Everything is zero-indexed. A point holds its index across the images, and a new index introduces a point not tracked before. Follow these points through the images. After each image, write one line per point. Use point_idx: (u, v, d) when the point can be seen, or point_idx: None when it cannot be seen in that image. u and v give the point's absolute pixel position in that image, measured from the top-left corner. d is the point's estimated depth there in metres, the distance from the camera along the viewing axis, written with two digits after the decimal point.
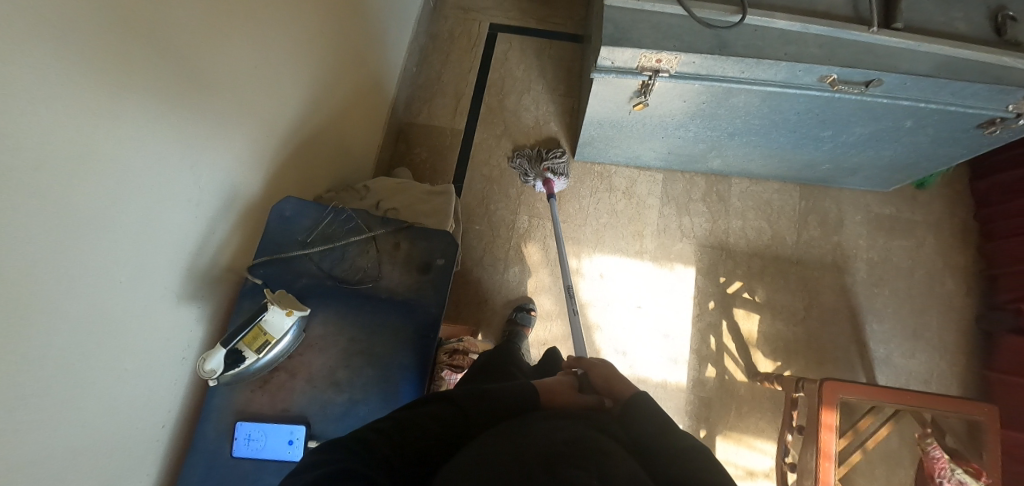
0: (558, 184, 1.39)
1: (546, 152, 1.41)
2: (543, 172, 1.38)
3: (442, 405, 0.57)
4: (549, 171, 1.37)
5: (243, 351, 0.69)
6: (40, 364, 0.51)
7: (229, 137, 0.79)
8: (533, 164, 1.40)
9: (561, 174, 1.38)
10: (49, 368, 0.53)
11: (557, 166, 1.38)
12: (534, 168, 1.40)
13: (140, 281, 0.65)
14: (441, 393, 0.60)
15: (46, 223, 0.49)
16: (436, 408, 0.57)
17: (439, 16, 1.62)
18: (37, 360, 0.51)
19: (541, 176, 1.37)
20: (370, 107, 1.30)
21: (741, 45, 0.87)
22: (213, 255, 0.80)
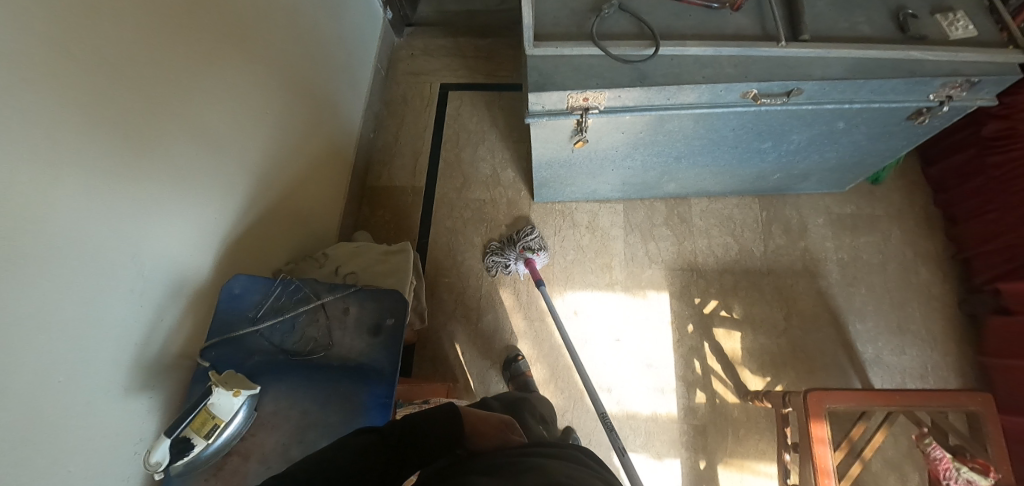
0: (538, 260, 1.35)
1: (515, 234, 1.38)
2: (521, 253, 1.34)
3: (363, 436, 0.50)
4: (527, 250, 1.34)
5: (191, 438, 0.64)
6: None
7: (176, 220, 0.80)
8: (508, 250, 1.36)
9: (538, 248, 1.35)
10: None
11: (533, 243, 1.36)
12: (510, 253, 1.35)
13: (83, 381, 0.63)
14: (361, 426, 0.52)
15: None
16: (356, 440, 0.50)
17: (391, 83, 1.70)
18: None
19: (522, 257, 1.34)
20: (329, 176, 1.33)
21: (661, 75, 0.91)
22: (165, 343, 0.78)
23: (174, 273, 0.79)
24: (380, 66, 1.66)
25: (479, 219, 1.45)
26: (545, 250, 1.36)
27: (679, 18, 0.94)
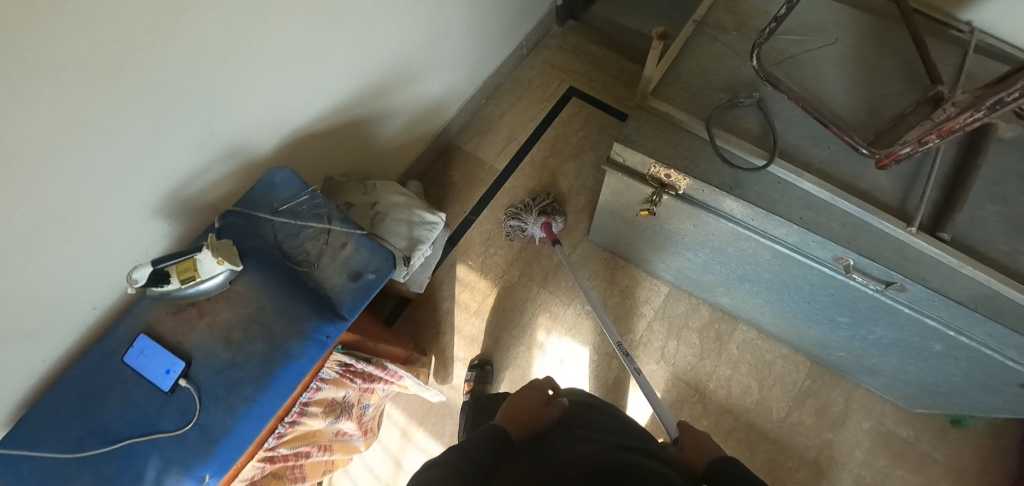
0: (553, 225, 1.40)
1: (532, 202, 1.43)
2: (538, 217, 1.38)
3: (439, 466, 0.57)
4: (544, 215, 1.39)
5: (170, 276, 0.73)
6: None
7: (262, 96, 0.87)
8: (525, 214, 1.40)
9: (554, 213, 1.40)
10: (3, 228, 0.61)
11: (549, 209, 1.41)
12: (527, 218, 1.40)
13: (120, 188, 0.73)
14: (433, 459, 0.59)
15: (51, 114, 0.58)
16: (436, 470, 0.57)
17: (527, 63, 1.70)
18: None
19: (539, 221, 1.38)
20: (421, 119, 1.38)
21: (755, 191, 0.80)
22: (204, 190, 0.88)
23: (236, 137, 0.87)
24: (525, 44, 1.66)
25: None
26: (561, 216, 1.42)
27: (815, 147, 0.82)
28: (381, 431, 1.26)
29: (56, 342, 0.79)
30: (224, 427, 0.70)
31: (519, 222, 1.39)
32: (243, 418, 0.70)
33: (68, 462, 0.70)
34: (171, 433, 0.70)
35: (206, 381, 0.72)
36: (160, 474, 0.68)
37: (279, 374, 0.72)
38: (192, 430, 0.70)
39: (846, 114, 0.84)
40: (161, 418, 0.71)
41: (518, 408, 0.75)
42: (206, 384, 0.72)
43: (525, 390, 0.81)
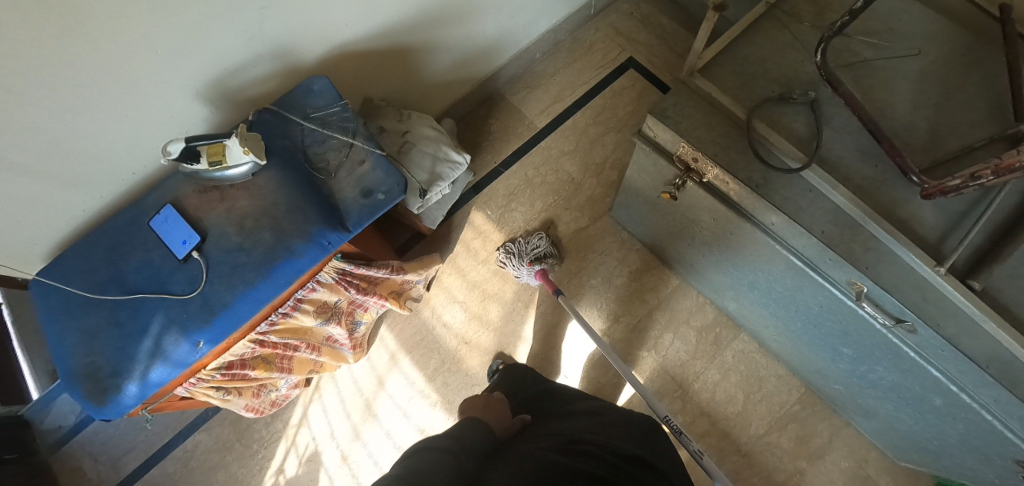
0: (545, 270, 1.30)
1: (524, 245, 1.32)
2: (531, 264, 1.27)
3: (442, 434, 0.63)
4: (536, 261, 1.29)
5: (201, 156, 0.79)
6: (52, 68, 0.65)
7: (316, 7, 0.88)
8: (517, 259, 1.29)
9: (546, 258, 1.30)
10: (60, 77, 0.67)
11: (543, 252, 1.31)
12: (519, 264, 1.29)
13: (169, 66, 0.77)
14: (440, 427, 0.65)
15: None
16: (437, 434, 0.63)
17: (593, 25, 1.63)
18: (50, 64, 0.65)
19: (531, 268, 1.27)
20: (469, 62, 1.37)
21: (782, 196, 0.76)
22: (247, 84, 0.92)
23: (284, 39, 0.89)
24: (595, 3, 1.58)
25: (552, 191, 1.44)
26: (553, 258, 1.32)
27: (861, 163, 0.76)
28: (372, 349, 1.34)
29: (100, 192, 0.87)
30: (222, 302, 0.77)
31: (512, 267, 1.29)
32: (240, 297, 0.76)
33: (93, 299, 0.79)
34: (177, 297, 0.78)
35: (216, 257, 0.79)
36: (162, 329, 0.76)
37: (278, 266, 0.77)
38: (196, 298, 0.77)
39: (907, 135, 0.77)
40: (171, 282, 0.79)
41: (487, 415, 0.80)
42: (215, 260, 0.78)
43: (491, 405, 0.86)
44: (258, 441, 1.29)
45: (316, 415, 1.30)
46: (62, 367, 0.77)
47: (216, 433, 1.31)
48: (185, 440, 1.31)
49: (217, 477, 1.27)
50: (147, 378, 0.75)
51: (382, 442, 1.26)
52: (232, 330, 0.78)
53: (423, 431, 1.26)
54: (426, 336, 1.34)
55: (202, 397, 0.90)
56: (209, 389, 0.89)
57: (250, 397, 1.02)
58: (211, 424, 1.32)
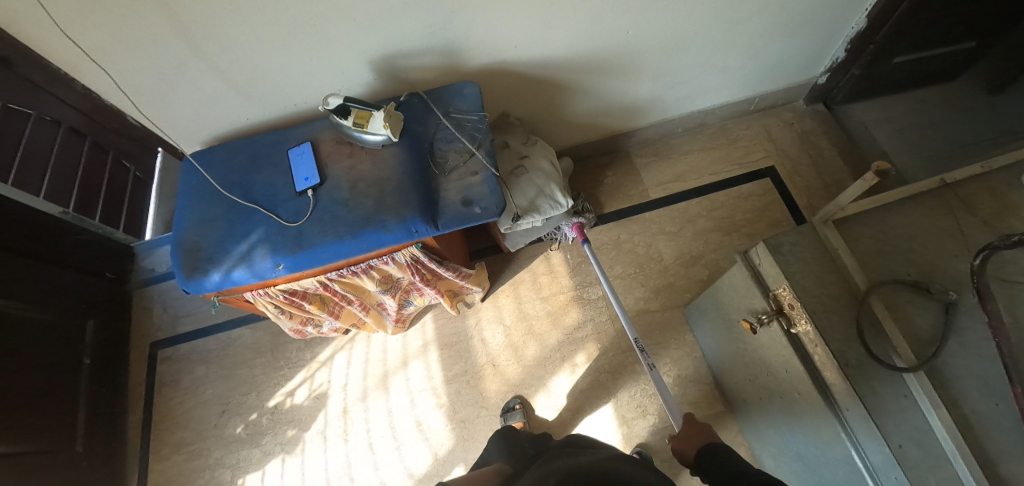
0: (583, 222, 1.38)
1: None
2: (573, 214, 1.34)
3: None
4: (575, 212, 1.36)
5: (350, 116, 0.90)
6: (269, 6, 0.78)
7: (494, 23, 0.95)
8: None
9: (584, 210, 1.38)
10: (272, 15, 0.80)
11: (582, 207, 1.38)
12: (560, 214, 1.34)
13: (356, 34, 0.88)
14: None
15: None
16: None
17: (746, 121, 1.57)
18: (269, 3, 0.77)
19: (573, 218, 1.34)
20: (610, 114, 1.39)
21: (870, 387, 0.68)
22: (411, 69, 1.01)
23: (458, 43, 0.98)
24: (758, 101, 1.52)
25: (635, 262, 1.41)
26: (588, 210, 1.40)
27: (979, 393, 0.66)
28: (411, 330, 1.40)
29: (266, 112, 1.03)
30: (310, 242, 0.85)
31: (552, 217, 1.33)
32: (325, 244, 0.84)
33: (222, 193, 0.93)
34: (281, 221, 0.88)
35: (323, 202, 0.88)
36: (258, 241, 0.87)
37: (366, 232, 0.84)
38: (294, 228, 0.87)
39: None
40: (281, 206, 0.90)
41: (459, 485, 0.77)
42: (321, 204, 0.88)
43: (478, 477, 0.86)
44: (286, 361, 1.41)
45: (340, 363, 1.39)
46: (176, 234, 0.91)
47: (258, 336, 1.45)
48: (233, 329, 1.47)
49: (241, 373, 1.41)
50: (229, 275, 0.86)
51: (381, 415, 1.32)
52: (307, 267, 0.86)
53: (419, 425, 1.30)
54: (461, 342, 1.37)
55: (260, 306, 1.01)
56: (269, 304, 1.00)
57: (296, 323, 1.13)
58: (258, 327, 1.46)
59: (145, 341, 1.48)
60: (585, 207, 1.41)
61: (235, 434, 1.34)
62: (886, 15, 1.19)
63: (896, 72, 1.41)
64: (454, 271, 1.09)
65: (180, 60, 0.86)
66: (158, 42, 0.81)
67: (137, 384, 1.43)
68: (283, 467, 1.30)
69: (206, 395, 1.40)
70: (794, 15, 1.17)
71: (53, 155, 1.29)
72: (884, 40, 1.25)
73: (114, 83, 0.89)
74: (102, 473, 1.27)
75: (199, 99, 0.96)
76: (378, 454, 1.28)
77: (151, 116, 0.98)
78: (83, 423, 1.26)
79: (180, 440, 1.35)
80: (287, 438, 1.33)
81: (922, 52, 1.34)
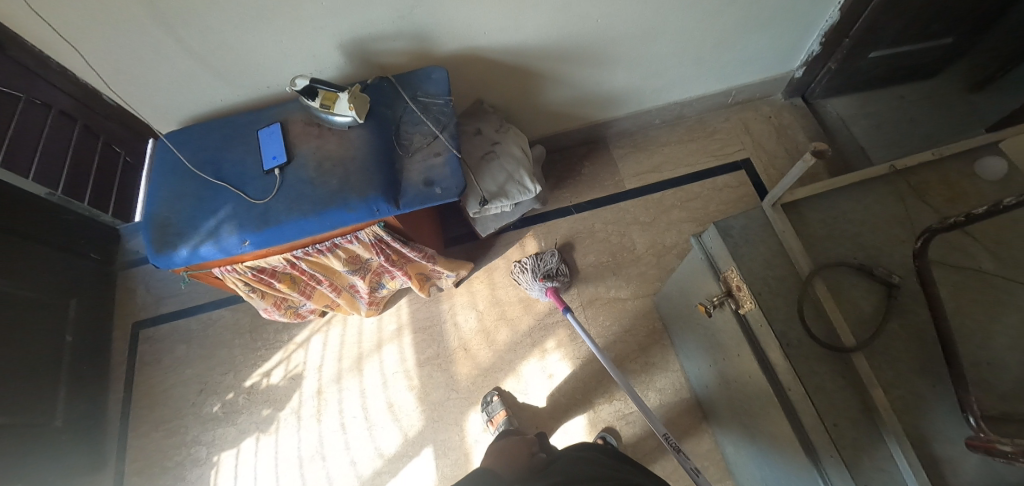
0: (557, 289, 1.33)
1: (536, 259, 1.36)
2: (540, 281, 1.31)
3: None
4: (545, 279, 1.32)
5: (316, 96, 0.92)
6: None
7: (462, 10, 0.96)
8: (527, 272, 1.34)
9: (558, 278, 1.34)
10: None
11: (555, 270, 1.34)
12: (529, 278, 1.33)
13: (322, 16, 0.90)
14: None
15: None
16: None
17: (725, 114, 1.58)
18: None
19: (540, 285, 1.31)
20: (587, 103, 1.40)
21: (808, 366, 0.69)
22: (381, 53, 1.03)
23: (427, 28, 0.99)
24: (736, 94, 1.53)
25: (608, 251, 1.43)
26: (564, 276, 1.35)
27: (918, 376, 0.65)
28: (386, 313, 1.43)
29: (239, 93, 1.05)
30: (275, 219, 0.87)
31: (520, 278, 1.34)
32: (290, 222, 0.86)
33: (193, 171, 0.95)
34: (248, 198, 0.91)
35: (289, 180, 0.90)
36: (225, 218, 0.89)
37: (330, 210, 0.86)
38: (260, 206, 0.89)
39: (1003, 382, 0.61)
40: (249, 184, 0.92)
41: None
42: (287, 182, 0.90)
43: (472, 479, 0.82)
44: (264, 342, 1.44)
45: (316, 345, 1.41)
46: (148, 211, 0.93)
47: (238, 317, 1.48)
48: (213, 310, 1.49)
49: (220, 354, 1.44)
50: (197, 250, 0.89)
51: (355, 396, 1.34)
52: (272, 243, 0.89)
53: (391, 406, 1.32)
54: (434, 326, 1.40)
55: (231, 283, 1.04)
56: (239, 281, 1.02)
57: (269, 304, 1.15)
58: (238, 308, 1.49)
59: (128, 321, 1.52)
60: (563, 270, 1.36)
61: (211, 412, 1.37)
62: (859, 8, 1.19)
63: (874, 67, 1.40)
64: (421, 252, 1.11)
65: (152, 40, 0.88)
66: (129, 22, 0.83)
67: (119, 363, 1.46)
68: (258, 445, 1.32)
69: (185, 374, 1.43)
70: (767, 7, 1.18)
71: (40, 139, 1.24)
72: (859, 36, 1.26)
73: (88, 62, 0.91)
74: (81, 448, 1.30)
75: (172, 80, 0.98)
76: (350, 434, 1.30)
77: (125, 95, 1.00)
78: (63, 398, 1.29)
79: (159, 418, 1.38)
80: (262, 417, 1.35)
81: (899, 47, 1.32)
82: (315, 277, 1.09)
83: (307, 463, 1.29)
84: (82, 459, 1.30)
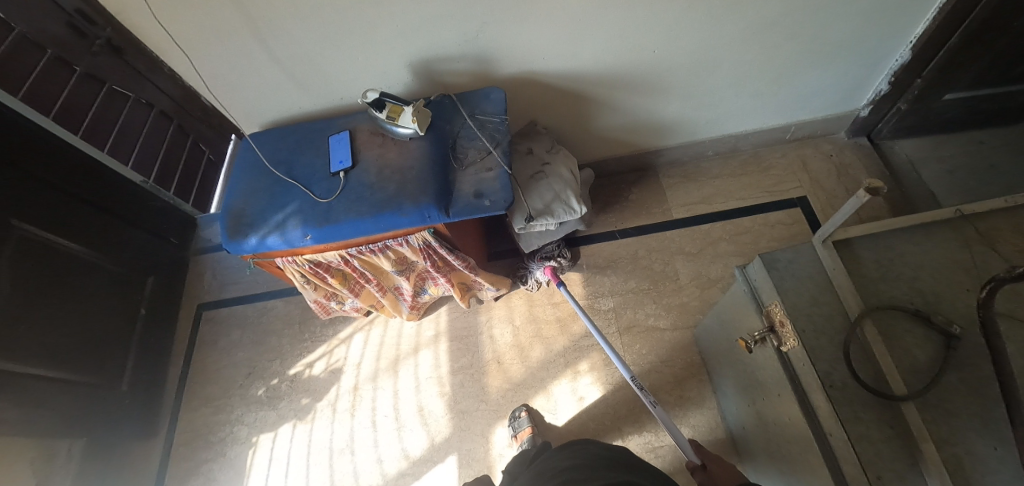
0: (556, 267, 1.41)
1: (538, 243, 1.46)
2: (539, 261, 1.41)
3: None
4: (544, 258, 1.41)
5: (383, 109, 1.00)
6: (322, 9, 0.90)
7: (522, 36, 1.02)
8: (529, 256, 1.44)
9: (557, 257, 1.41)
10: (324, 17, 0.92)
11: (554, 252, 1.42)
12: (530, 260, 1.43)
13: (396, 38, 0.98)
14: None
15: None
16: None
17: (782, 150, 1.54)
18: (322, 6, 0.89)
19: (539, 265, 1.40)
20: (638, 131, 1.42)
21: (851, 412, 0.66)
22: (445, 73, 1.11)
23: (489, 52, 1.06)
24: (794, 130, 1.50)
25: (649, 278, 1.41)
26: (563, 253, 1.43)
27: (978, 436, 0.60)
28: (425, 319, 1.48)
29: (316, 102, 1.15)
30: (335, 217, 0.94)
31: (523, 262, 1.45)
32: (348, 221, 0.93)
33: (270, 169, 1.05)
34: (314, 197, 0.99)
35: (352, 183, 0.98)
36: (292, 213, 0.98)
37: (385, 214, 0.92)
38: (324, 205, 0.97)
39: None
40: (316, 184, 1.01)
41: None
42: (350, 185, 0.98)
43: None
44: (310, 334, 1.52)
45: (357, 342, 1.48)
46: (227, 201, 1.04)
47: (290, 309, 1.58)
48: (269, 300, 1.61)
49: (270, 341, 1.54)
50: (264, 240, 0.97)
51: (388, 396, 1.39)
52: (330, 240, 0.96)
53: (421, 410, 1.35)
54: (470, 336, 1.43)
55: (289, 273, 1.13)
56: (297, 272, 1.11)
57: (320, 296, 1.23)
58: (291, 301, 1.59)
59: (194, 302, 1.66)
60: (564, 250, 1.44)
61: (256, 395, 1.46)
62: (933, 48, 1.15)
63: (949, 109, 1.32)
64: (464, 262, 1.15)
65: (250, 52, 1.00)
66: (234, 36, 0.95)
67: (181, 339, 1.60)
68: (294, 432, 1.39)
69: (237, 356, 1.53)
70: (828, 43, 1.16)
71: (140, 136, 1.41)
72: (932, 76, 1.21)
73: (195, 68, 1.05)
74: (140, 412, 1.42)
75: (262, 87, 1.10)
76: (379, 433, 1.34)
77: (221, 99, 1.14)
78: (130, 365, 1.42)
79: (210, 394, 1.49)
80: (301, 405, 1.42)
81: (979, 90, 1.25)
82: (363, 275, 1.16)
83: (336, 455, 1.34)
84: (139, 423, 1.42)
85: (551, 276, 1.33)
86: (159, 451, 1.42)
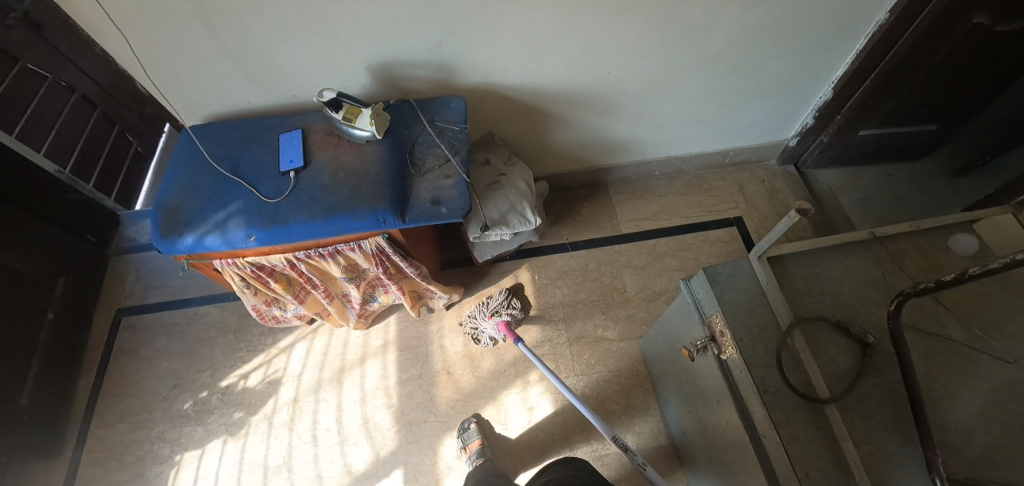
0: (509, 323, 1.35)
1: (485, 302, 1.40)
2: (491, 316, 1.34)
3: None
4: (497, 314, 1.35)
5: (340, 109, 0.97)
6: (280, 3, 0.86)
7: (487, 47, 1.04)
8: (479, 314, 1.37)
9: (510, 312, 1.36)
10: (281, 11, 0.88)
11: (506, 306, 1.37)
12: (481, 317, 1.36)
13: (357, 39, 0.97)
14: None
15: None
16: None
17: (722, 173, 1.66)
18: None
19: (492, 320, 1.34)
20: (592, 148, 1.48)
21: (783, 415, 0.71)
22: (406, 78, 1.10)
23: (452, 60, 1.06)
24: (733, 156, 1.62)
25: (599, 290, 1.46)
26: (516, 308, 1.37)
27: (888, 434, 0.67)
28: (374, 328, 1.43)
29: (265, 97, 1.10)
30: (283, 219, 0.90)
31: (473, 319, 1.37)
32: (297, 223, 0.89)
33: (211, 164, 0.99)
34: (261, 196, 0.94)
35: (302, 183, 0.94)
36: (235, 212, 0.92)
37: (338, 217, 0.89)
38: (271, 205, 0.92)
39: (968, 447, 0.63)
40: (263, 183, 0.96)
41: None
42: (301, 185, 0.94)
43: None
44: (246, 343, 1.42)
45: (299, 352, 1.40)
46: (159, 197, 0.96)
47: (224, 316, 1.47)
48: (200, 306, 1.49)
49: (200, 350, 1.42)
50: (202, 240, 0.91)
51: (331, 407, 1.32)
52: (276, 242, 0.91)
53: (367, 422, 1.30)
54: (421, 346, 1.40)
55: (228, 277, 1.05)
56: (237, 275, 1.04)
57: (259, 302, 1.15)
58: (226, 307, 1.49)
59: (112, 306, 1.50)
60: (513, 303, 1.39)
61: (182, 409, 1.34)
62: (851, 89, 1.30)
63: (862, 144, 1.49)
64: (418, 269, 1.14)
65: (196, 39, 0.94)
66: (178, 20, 0.89)
67: (95, 348, 1.44)
68: (224, 449, 1.29)
69: (161, 367, 1.40)
70: (765, 77, 1.28)
71: (57, 121, 1.29)
72: (850, 114, 1.35)
73: (129, 52, 0.97)
74: (41, 431, 1.26)
75: (206, 77, 1.03)
76: (320, 447, 1.27)
77: (157, 88, 1.06)
78: (31, 377, 1.25)
79: (125, 409, 1.35)
80: (233, 420, 1.32)
81: (887, 129, 1.42)
82: (311, 282, 1.11)
83: (272, 473, 1.25)
84: (39, 443, 1.25)
85: (509, 334, 1.28)
86: (62, 475, 1.26)
